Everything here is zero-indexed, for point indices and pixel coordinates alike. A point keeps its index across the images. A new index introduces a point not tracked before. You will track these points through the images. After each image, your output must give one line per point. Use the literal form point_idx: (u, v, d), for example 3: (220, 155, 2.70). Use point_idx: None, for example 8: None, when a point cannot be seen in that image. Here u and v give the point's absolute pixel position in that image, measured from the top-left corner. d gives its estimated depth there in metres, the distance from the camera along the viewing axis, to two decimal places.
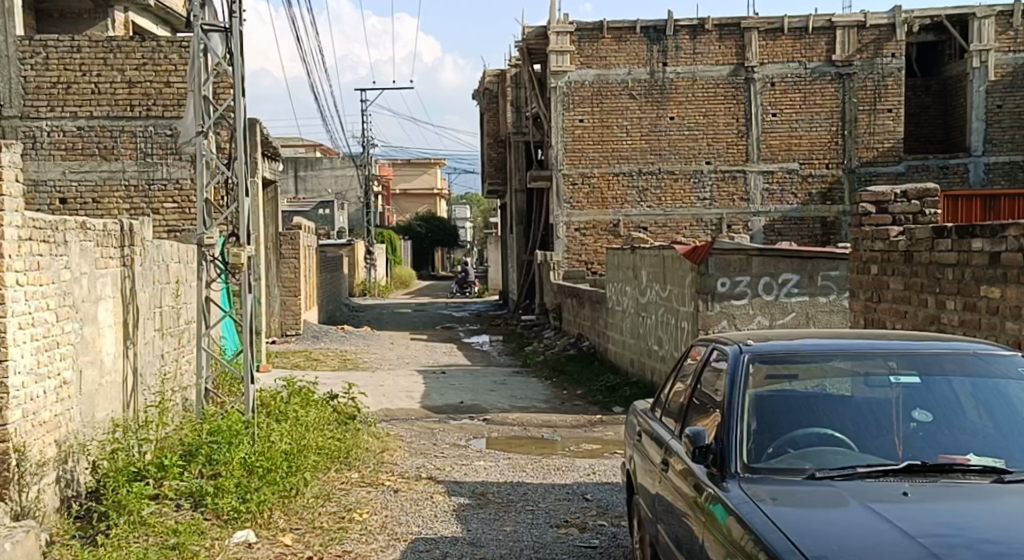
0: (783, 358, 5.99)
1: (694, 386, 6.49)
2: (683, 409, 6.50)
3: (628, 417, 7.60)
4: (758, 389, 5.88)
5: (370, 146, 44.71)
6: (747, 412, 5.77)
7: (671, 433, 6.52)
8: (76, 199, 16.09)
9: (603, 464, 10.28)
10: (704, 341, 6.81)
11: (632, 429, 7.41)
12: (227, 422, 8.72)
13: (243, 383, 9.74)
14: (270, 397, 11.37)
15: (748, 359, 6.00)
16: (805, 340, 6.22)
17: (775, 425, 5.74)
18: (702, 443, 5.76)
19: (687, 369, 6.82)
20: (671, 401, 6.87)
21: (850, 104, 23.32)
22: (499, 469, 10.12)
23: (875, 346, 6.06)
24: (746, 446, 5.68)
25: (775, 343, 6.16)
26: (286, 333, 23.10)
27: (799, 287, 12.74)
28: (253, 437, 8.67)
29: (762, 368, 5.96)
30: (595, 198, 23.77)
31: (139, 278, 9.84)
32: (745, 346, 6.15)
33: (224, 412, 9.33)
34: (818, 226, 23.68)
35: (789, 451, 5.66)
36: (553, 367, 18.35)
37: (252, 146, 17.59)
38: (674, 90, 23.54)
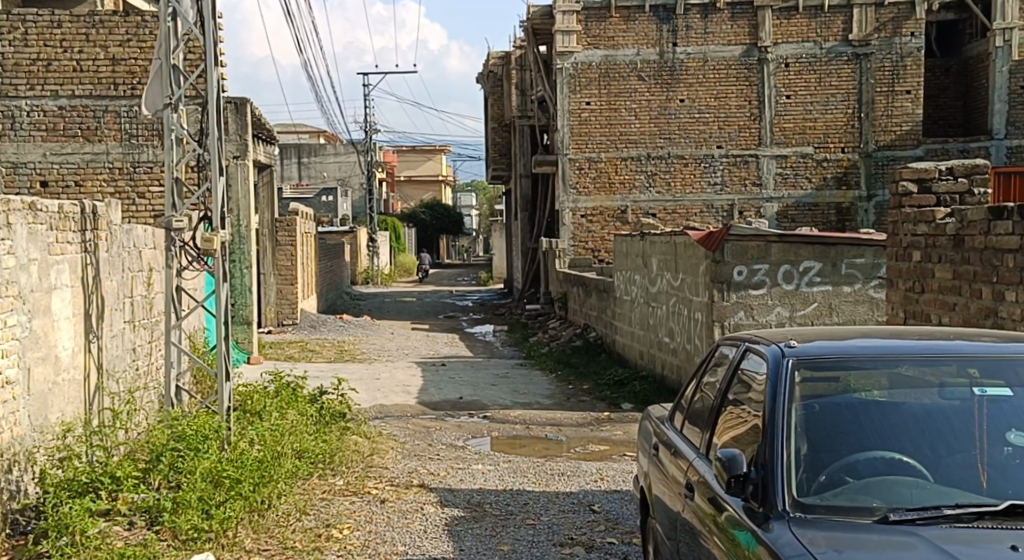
0: (836, 365, 5.14)
1: (722, 398, 5.65)
2: (709, 424, 5.66)
3: (642, 424, 6.80)
4: (805, 400, 5.04)
5: (372, 131, 43.84)
6: (795, 434, 4.93)
7: (695, 448, 5.70)
8: (57, 181, 15.45)
9: (611, 469, 9.45)
10: (733, 339, 5.95)
11: (647, 438, 6.60)
12: (196, 424, 7.93)
13: (219, 383, 8.95)
14: (252, 398, 10.57)
15: (792, 365, 5.15)
16: (860, 341, 5.36)
17: (829, 449, 4.92)
18: (739, 471, 4.92)
19: (712, 375, 5.98)
20: (693, 409, 6.05)
21: (867, 86, 22.41)
22: (498, 474, 9.28)
23: (945, 349, 5.21)
24: (796, 475, 4.84)
25: (825, 344, 5.31)
26: (282, 323, 22.30)
27: (822, 276, 11.89)
28: (224, 444, 7.88)
29: (810, 376, 5.11)
30: (602, 184, 22.87)
31: (104, 265, 9.05)
32: (789, 347, 5.30)
33: (197, 415, 8.54)
34: (833, 212, 22.77)
35: (848, 480, 4.83)
36: (558, 359, 17.50)
37: (241, 127, 16.74)
38: (684, 71, 22.66)
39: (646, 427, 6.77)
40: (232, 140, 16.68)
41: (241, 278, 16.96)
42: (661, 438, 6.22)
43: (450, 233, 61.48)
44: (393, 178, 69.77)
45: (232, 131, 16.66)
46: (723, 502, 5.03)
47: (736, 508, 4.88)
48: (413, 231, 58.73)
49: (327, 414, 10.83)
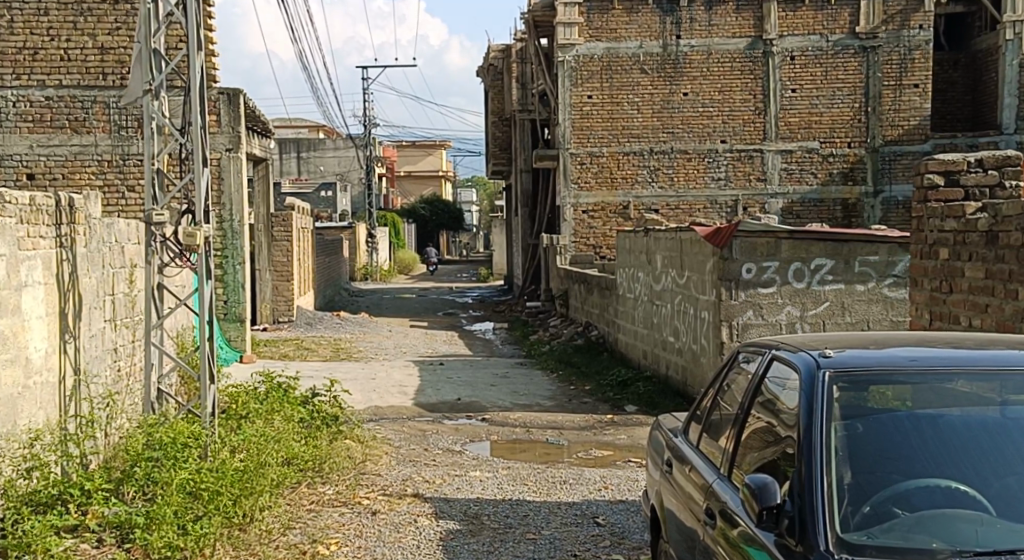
0: (878, 382, 4.74)
1: (746, 415, 5.21)
2: (731, 443, 5.23)
3: (653, 434, 6.38)
4: (844, 420, 4.63)
5: (372, 126, 43.38)
6: (836, 460, 4.51)
7: (715, 467, 5.29)
8: (45, 174, 15.40)
9: (615, 477, 9.00)
10: (755, 347, 5.52)
11: (658, 450, 6.18)
12: (176, 431, 7.51)
13: (202, 389, 8.51)
14: (237, 405, 10.13)
15: (829, 379, 4.74)
16: (903, 353, 4.96)
17: (874, 478, 4.49)
18: (771, 503, 4.48)
19: (733, 387, 5.54)
20: (711, 421, 5.62)
21: (874, 79, 21.94)
22: (496, 482, 8.83)
23: (1000, 366, 4.79)
24: (840, 507, 4.41)
25: (863, 356, 4.90)
26: (278, 320, 21.80)
27: (834, 274, 11.42)
28: (205, 454, 7.46)
29: (849, 392, 4.70)
30: (603, 178, 22.43)
31: (82, 261, 8.60)
32: (824, 359, 4.88)
33: (179, 421, 8.11)
34: (838, 208, 22.29)
35: (898, 513, 4.40)
36: (559, 358, 17.05)
37: (234, 119, 16.28)
38: (687, 64, 22.20)
39: (657, 438, 6.35)
40: (224, 132, 16.26)
41: (234, 275, 16.47)
42: (675, 452, 5.80)
43: (450, 228, 61.03)
44: (393, 173, 69.28)
45: (224, 123, 16.26)
46: (750, 534, 4.61)
47: (768, 543, 4.44)
48: (413, 227, 58.26)
49: (317, 419, 10.38)
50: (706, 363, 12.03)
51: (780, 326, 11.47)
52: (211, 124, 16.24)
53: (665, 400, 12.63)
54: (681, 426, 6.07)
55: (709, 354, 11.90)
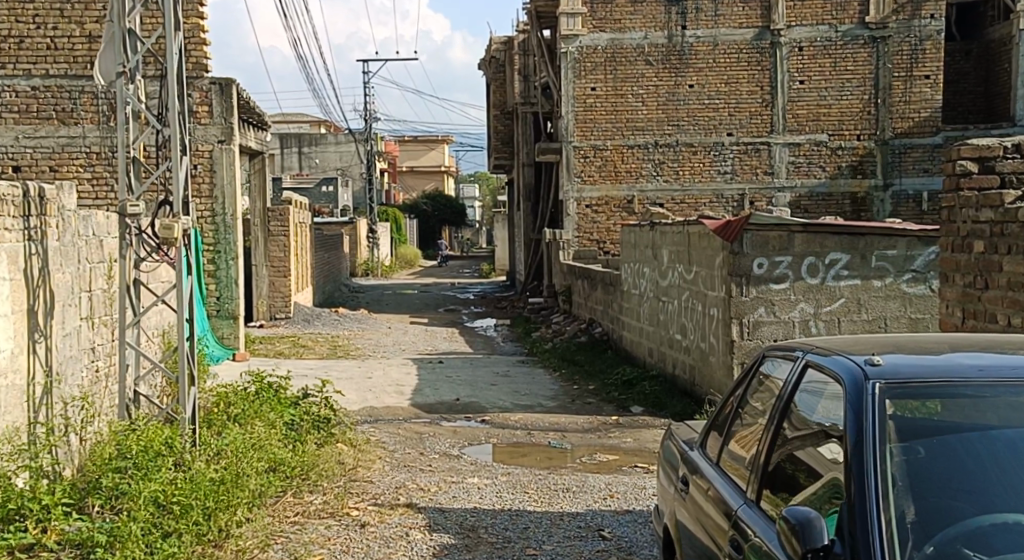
0: (935, 397, 4.36)
1: (778, 431, 4.79)
2: (759, 461, 4.81)
3: (667, 445, 5.97)
4: (900, 440, 4.24)
5: (372, 120, 42.82)
6: (896, 491, 4.13)
7: (736, 485, 4.91)
8: (31, 166, 14.95)
9: (621, 484, 8.48)
10: (783, 353, 5.11)
11: (670, 461, 5.82)
12: (146, 438, 7.04)
13: (183, 393, 8.08)
14: (220, 412, 9.66)
15: (880, 393, 4.35)
16: (957, 361, 4.57)
17: (939, 512, 4.12)
18: (818, 544, 4.07)
19: (760, 398, 5.13)
20: (730, 434, 5.25)
21: (884, 71, 21.40)
22: (494, 490, 8.33)
23: None
24: (903, 544, 4.02)
25: (914, 364, 4.51)
26: (275, 316, 21.27)
27: (850, 269, 10.90)
28: (178, 462, 7.01)
29: (903, 407, 4.32)
30: (607, 172, 21.90)
31: (55, 256, 8.12)
32: (872, 366, 4.48)
33: (151, 426, 7.65)
34: (848, 202, 21.76)
35: (968, 554, 4.03)
36: (562, 356, 16.54)
37: (227, 110, 15.74)
38: (693, 55, 21.67)
39: (669, 448, 5.98)
40: (215, 124, 15.71)
41: (226, 270, 15.96)
42: (690, 465, 5.44)
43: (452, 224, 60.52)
44: (395, 168, 68.72)
45: (216, 114, 15.70)
46: None
47: None
48: (415, 222, 57.67)
49: (305, 425, 9.88)
50: (715, 362, 11.52)
51: (793, 324, 10.94)
52: (203, 115, 15.69)
53: (672, 400, 12.12)
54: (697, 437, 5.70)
55: (718, 353, 11.39)
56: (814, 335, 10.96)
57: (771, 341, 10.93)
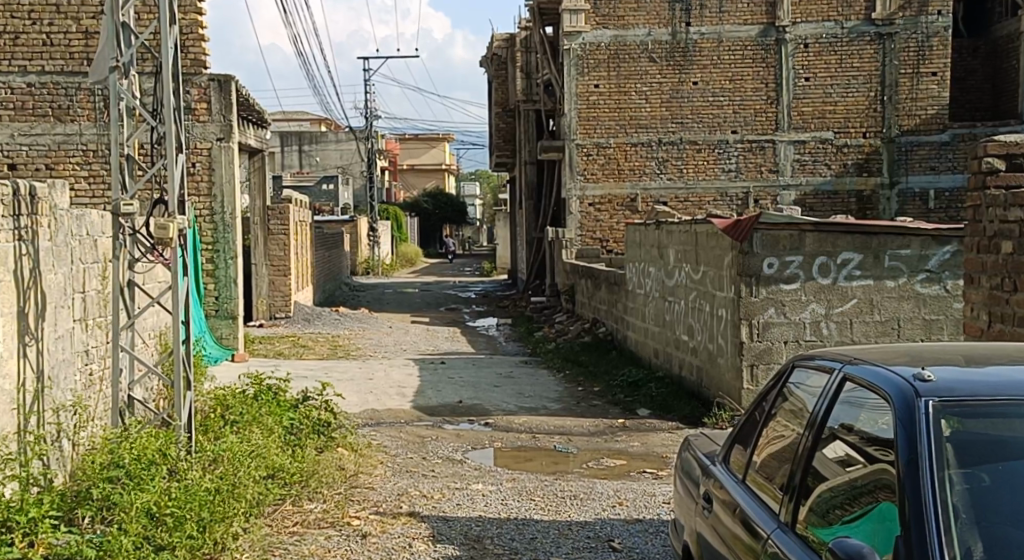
0: (989, 417, 4.21)
1: (815, 450, 4.67)
2: (793, 482, 4.70)
3: (689, 460, 5.87)
4: (958, 466, 4.07)
5: (373, 118, 42.56)
6: (959, 518, 3.95)
7: (764, 503, 4.84)
8: (27, 164, 14.71)
9: (630, 492, 8.23)
10: (820, 366, 4.99)
11: (692, 475, 5.76)
12: (141, 445, 6.84)
13: (179, 399, 7.88)
14: (216, 418, 9.42)
15: (935, 413, 4.19)
16: (1007, 376, 4.42)
17: (1003, 542, 3.94)
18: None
19: (793, 416, 5.02)
20: (756, 447, 5.21)
21: (890, 68, 21.13)
22: (500, 497, 8.11)
23: None
24: None
25: (966, 380, 4.35)
26: (275, 316, 21.01)
27: (862, 269, 10.65)
28: (172, 470, 6.82)
29: (959, 428, 4.16)
30: (610, 170, 21.65)
31: (47, 256, 7.88)
32: (922, 382, 4.33)
33: (145, 434, 7.44)
34: (853, 200, 21.50)
35: None
36: (566, 356, 16.30)
37: (225, 107, 15.46)
38: (697, 52, 21.41)
39: (690, 460, 5.95)
40: (214, 121, 15.46)
41: (225, 269, 15.71)
42: (714, 479, 5.40)
43: (453, 222, 60.24)
44: (396, 166, 68.45)
45: (215, 111, 15.44)
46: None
47: None
48: (416, 220, 57.38)
49: (304, 431, 9.63)
50: (723, 363, 11.28)
51: (804, 325, 10.69)
52: (201, 112, 15.43)
53: (679, 402, 11.88)
54: (719, 450, 5.67)
55: (726, 355, 11.15)
56: (825, 336, 10.71)
57: (782, 343, 10.69)
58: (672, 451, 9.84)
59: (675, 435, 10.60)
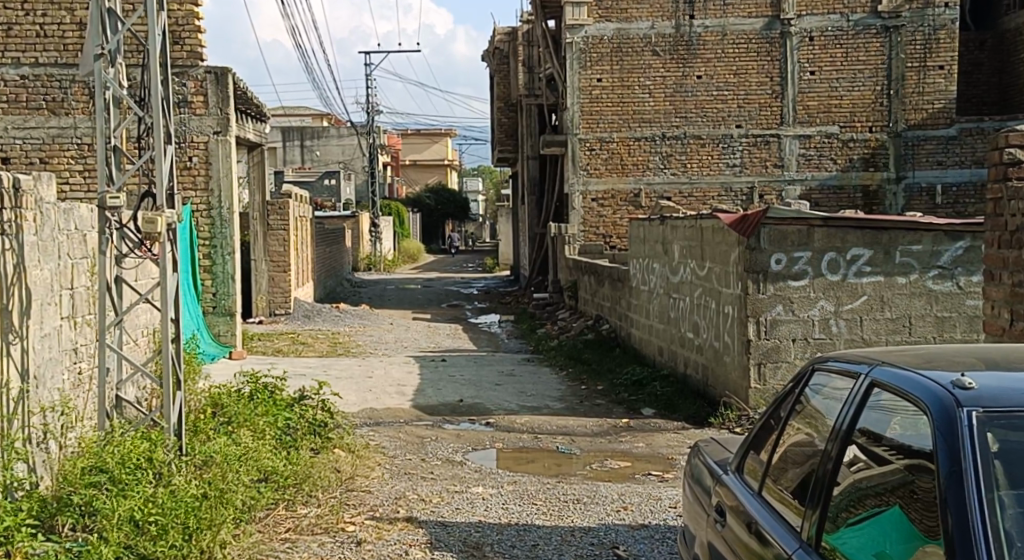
0: None
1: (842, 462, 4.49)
2: (817, 496, 4.51)
3: (699, 466, 5.67)
4: (1006, 484, 3.93)
5: (375, 112, 42.27)
6: (1009, 542, 3.80)
7: (784, 518, 4.65)
8: (21, 158, 14.46)
9: (634, 495, 7.98)
10: (842, 372, 4.80)
11: (701, 483, 5.57)
12: (127, 449, 6.73)
13: (168, 401, 7.67)
14: (207, 418, 9.18)
15: (980, 426, 4.02)
16: None
17: None
18: None
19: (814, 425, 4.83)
20: (773, 457, 5.02)
21: (897, 61, 20.85)
22: (500, 501, 7.88)
23: None
24: None
25: (1007, 388, 4.19)
26: (274, 312, 20.75)
27: (872, 266, 10.37)
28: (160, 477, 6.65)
29: (1005, 442, 4.01)
30: (613, 165, 21.39)
31: (33, 251, 7.65)
32: (963, 390, 4.16)
33: (132, 439, 7.22)
34: (859, 195, 21.23)
35: None
36: (568, 353, 16.05)
37: (222, 99, 15.19)
38: (701, 45, 21.14)
39: (699, 467, 5.74)
40: (211, 114, 15.20)
41: (223, 265, 15.46)
42: (726, 487, 5.21)
43: (455, 218, 59.96)
44: (398, 161, 68.17)
45: (212, 105, 15.18)
46: None
47: None
48: (418, 216, 57.08)
49: (297, 435, 9.39)
50: (729, 361, 11.03)
51: (813, 323, 10.43)
52: (198, 105, 15.18)
53: (684, 400, 11.63)
54: (732, 458, 5.47)
55: (733, 353, 10.90)
56: (835, 334, 10.44)
57: (790, 341, 10.43)
58: (678, 452, 9.58)
59: (681, 435, 10.34)
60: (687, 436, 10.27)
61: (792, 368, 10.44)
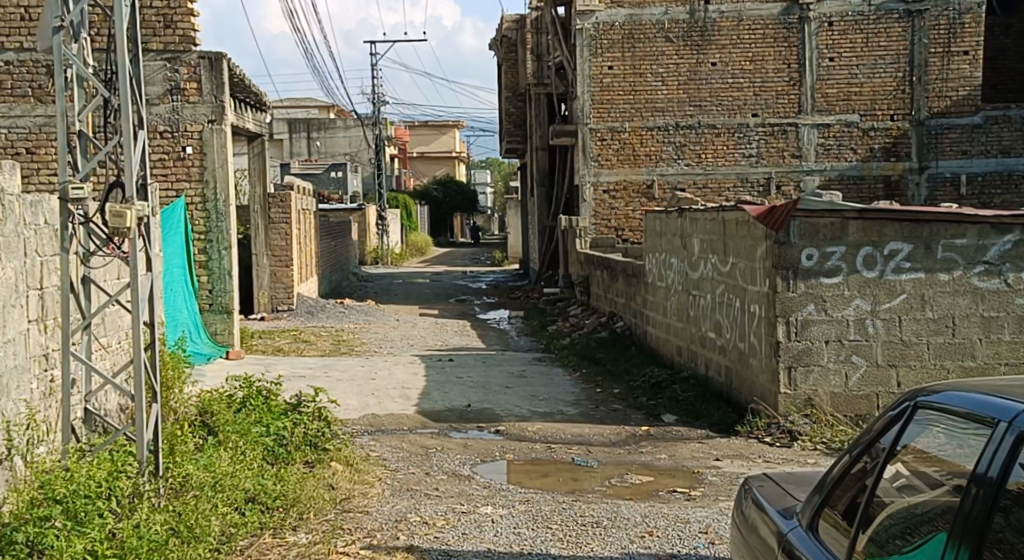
0: None
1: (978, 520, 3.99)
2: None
3: (755, 514, 5.16)
4: None
5: (381, 104, 41.49)
6: None
7: None
8: (6, 148, 13.77)
9: (658, 518, 7.22)
10: (963, 416, 4.27)
11: (761, 533, 5.06)
12: (88, 477, 6.27)
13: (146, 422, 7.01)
14: (188, 431, 8.42)
15: None
16: None
17: None
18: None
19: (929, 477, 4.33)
20: (864, 516, 4.53)
21: (920, 46, 20.03)
22: (511, 525, 7.16)
23: None
24: None
25: None
26: (277, 309, 20.01)
27: (912, 261, 9.58)
28: (140, 507, 6.27)
29: None
30: (625, 155, 20.60)
31: None
32: None
33: (98, 466, 6.57)
34: (881, 186, 20.42)
35: None
36: (581, 352, 15.32)
37: (218, 87, 14.41)
38: (716, 31, 20.35)
39: (754, 511, 5.24)
40: (205, 102, 14.45)
41: (219, 261, 14.73)
42: (801, 544, 4.71)
43: (462, 210, 59.18)
44: (405, 153, 67.35)
45: (205, 92, 14.41)
46: None
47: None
48: (426, 209, 56.27)
49: (283, 451, 8.67)
50: (756, 364, 10.27)
51: (848, 323, 9.66)
52: (191, 92, 14.42)
53: (706, 405, 10.87)
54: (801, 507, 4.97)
55: (760, 355, 10.15)
56: (872, 335, 9.66)
57: (823, 342, 9.67)
58: (704, 465, 8.81)
59: (705, 445, 9.57)
60: (712, 446, 9.50)
61: (825, 371, 9.67)
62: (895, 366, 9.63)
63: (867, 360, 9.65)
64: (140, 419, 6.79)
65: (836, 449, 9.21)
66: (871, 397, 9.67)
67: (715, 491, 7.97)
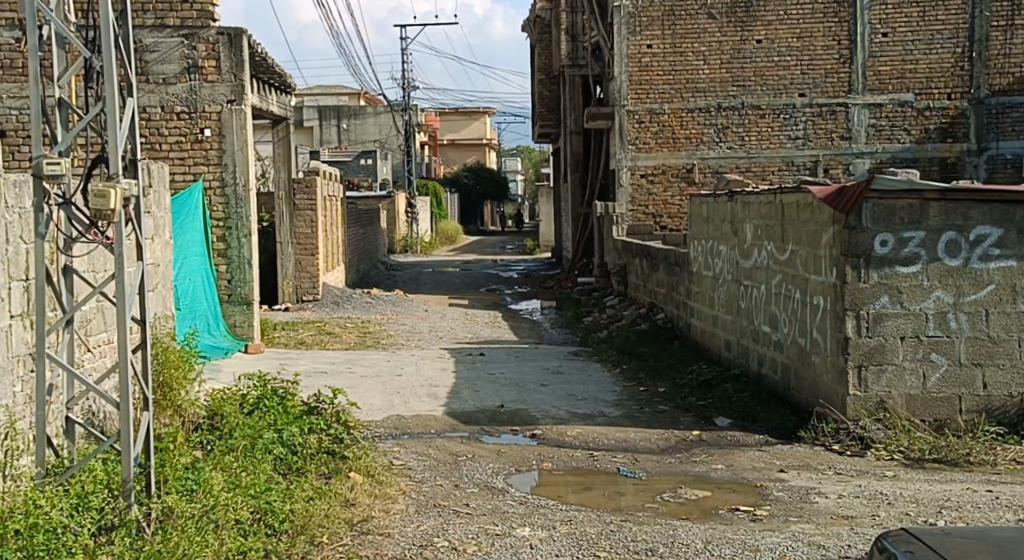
0: None
1: None
2: None
3: None
4: None
5: (412, 89, 40.54)
6: None
7: None
8: (16, 130, 12.80)
9: (723, 545, 6.25)
10: None
11: None
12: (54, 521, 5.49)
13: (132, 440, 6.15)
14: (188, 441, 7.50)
15: None
16: None
17: None
18: None
19: None
20: None
21: (980, 20, 18.87)
22: (553, 551, 6.22)
23: None
24: None
25: None
26: (302, 299, 19.13)
27: (1001, 247, 8.57)
28: (116, 541, 5.58)
29: None
30: (664, 138, 19.52)
31: None
32: None
33: (67, 501, 5.78)
34: (936, 169, 19.27)
35: None
36: (620, 345, 14.33)
37: (238, 65, 13.45)
38: (761, 7, 19.29)
39: None
40: (224, 81, 13.46)
41: (239, 249, 13.74)
42: None
43: (494, 198, 58.25)
44: (436, 140, 66.40)
45: (225, 70, 13.44)
46: None
47: None
48: (457, 197, 55.33)
49: (296, 460, 7.76)
50: (820, 362, 9.26)
51: (927, 317, 8.64)
52: (210, 71, 13.44)
53: (763, 406, 9.86)
54: None
55: (825, 352, 9.13)
56: (954, 331, 8.64)
57: (898, 339, 8.65)
58: (768, 477, 7.78)
59: (766, 453, 8.56)
60: (774, 455, 8.48)
61: (900, 371, 8.65)
62: (981, 366, 8.62)
63: (948, 358, 8.63)
64: (123, 436, 5.89)
65: (916, 459, 8.20)
66: (952, 400, 8.66)
67: (784, 510, 6.96)
